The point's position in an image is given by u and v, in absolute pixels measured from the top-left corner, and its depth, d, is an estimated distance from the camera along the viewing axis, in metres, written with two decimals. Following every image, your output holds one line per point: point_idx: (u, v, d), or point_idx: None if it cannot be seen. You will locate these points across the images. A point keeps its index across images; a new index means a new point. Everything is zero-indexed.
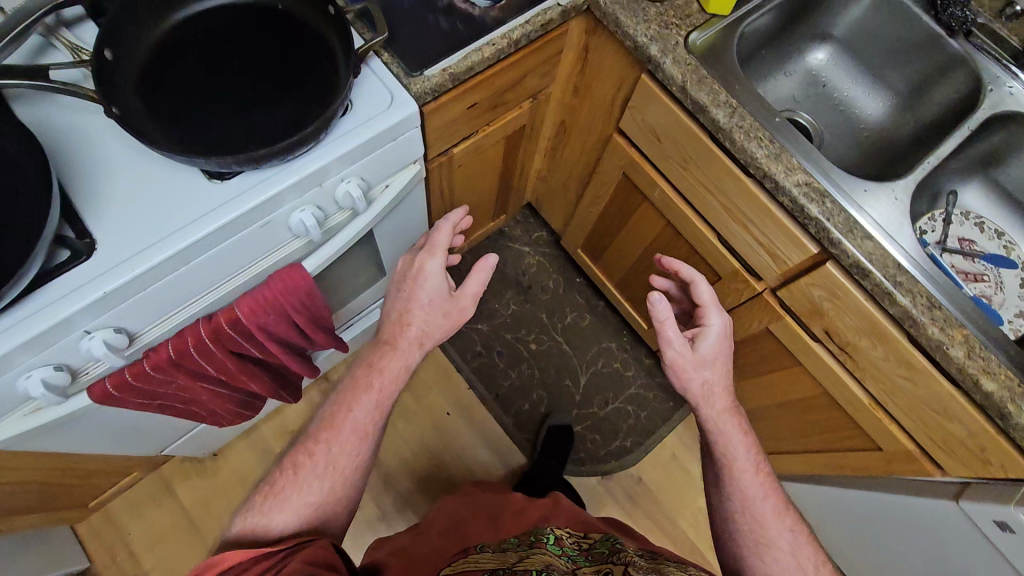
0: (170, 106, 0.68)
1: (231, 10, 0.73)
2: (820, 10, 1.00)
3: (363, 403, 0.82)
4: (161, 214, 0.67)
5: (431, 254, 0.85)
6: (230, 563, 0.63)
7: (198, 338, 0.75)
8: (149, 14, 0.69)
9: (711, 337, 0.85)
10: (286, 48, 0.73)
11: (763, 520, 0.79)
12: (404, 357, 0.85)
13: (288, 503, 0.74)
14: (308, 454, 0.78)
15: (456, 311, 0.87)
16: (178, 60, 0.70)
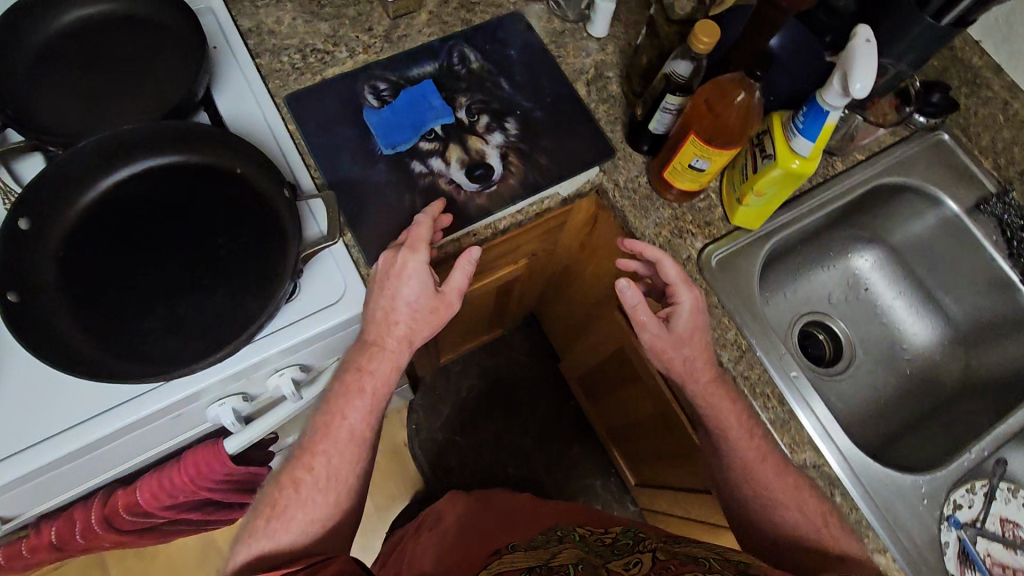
0: (82, 280, 0.60)
1: (178, 171, 0.64)
2: (874, 214, 0.86)
3: (356, 410, 0.64)
4: (44, 407, 0.58)
5: (413, 247, 0.62)
6: None
7: (88, 520, 0.68)
8: (82, 173, 0.61)
9: (687, 312, 0.66)
10: (232, 223, 0.64)
11: (763, 481, 0.65)
12: (394, 359, 0.64)
13: (292, 517, 0.61)
14: (306, 469, 0.62)
15: (445, 310, 0.64)
16: (108, 228, 0.62)
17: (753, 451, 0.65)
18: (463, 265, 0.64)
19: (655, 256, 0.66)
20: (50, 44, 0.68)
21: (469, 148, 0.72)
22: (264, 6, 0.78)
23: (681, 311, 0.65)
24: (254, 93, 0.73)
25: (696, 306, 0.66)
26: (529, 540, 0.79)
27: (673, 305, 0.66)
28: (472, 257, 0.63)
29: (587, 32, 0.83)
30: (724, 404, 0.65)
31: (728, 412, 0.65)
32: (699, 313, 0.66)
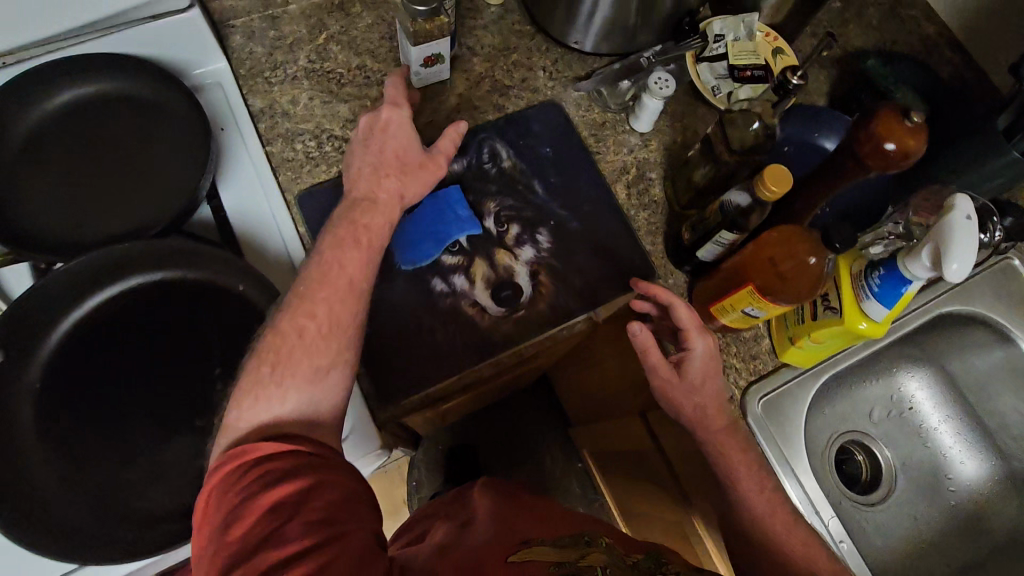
0: (67, 428, 0.54)
1: (169, 289, 0.57)
2: (933, 340, 0.80)
3: (352, 260, 0.55)
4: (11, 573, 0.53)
5: (394, 103, 0.62)
6: (269, 457, 0.46)
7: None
8: (66, 295, 0.54)
9: (699, 362, 0.62)
10: (229, 352, 0.58)
11: (775, 539, 0.60)
12: (387, 213, 0.59)
13: (288, 377, 0.50)
14: (308, 315, 0.52)
15: (431, 173, 0.62)
16: (90, 357, 0.55)
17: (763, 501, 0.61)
18: (449, 139, 0.63)
19: (668, 300, 0.62)
20: (35, 133, 0.61)
21: (495, 262, 0.65)
22: (277, 83, 0.71)
23: (694, 358, 0.62)
24: (263, 186, 0.66)
25: (710, 352, 0.62)
26: (555, 536, 0.57)
27: (685, 350, 0.63)
28: (460, 129, 0.63)
29: (629, 124, 0.75)
30: (733, 447, 0.62)
31: (736, 456, 0.62)
32: (711, 358, 0.62)
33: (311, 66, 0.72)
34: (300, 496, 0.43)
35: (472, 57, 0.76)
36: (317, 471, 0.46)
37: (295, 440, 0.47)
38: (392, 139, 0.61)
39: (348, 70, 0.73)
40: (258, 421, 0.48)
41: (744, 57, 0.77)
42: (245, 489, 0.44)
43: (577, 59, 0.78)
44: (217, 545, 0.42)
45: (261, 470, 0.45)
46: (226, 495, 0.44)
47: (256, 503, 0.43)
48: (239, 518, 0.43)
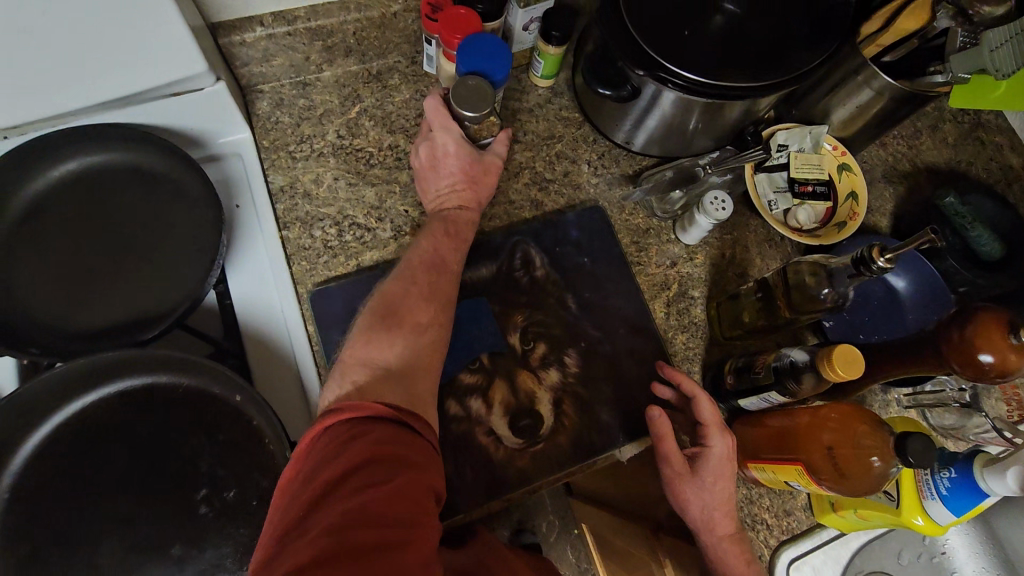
0: (28, 552, 0.48)
1: (162, 394, 0.52)
2: (1001, 512, 0.67)
3: (443, 246, 0.57)
4: None
5: (445, 126, 0.60)
6: (371, 421, 0.41)
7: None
8: (49, 399, 0.50)
9: (713, 465, 0.54)
10: (216, 474, 0.52)
11: None
12: (470, 210, 0.61)
13: (395, 326, 0.49)
14: (407, 282, 0.53)
15: (494, 176, 0.62)
16: (67, 467, 0.51)
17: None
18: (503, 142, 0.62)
19: (690, 389, 0.56)
20: (37, 203, 0.56)
21: (517, 387, 0.60)
22: (302, 159, 0.66)
23: (709, 458, 0.54)
24: (273, 271, 0.61)
25: (729, 457, 0.54)
26: None
27: (700, 447, 0.55)
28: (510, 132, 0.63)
29: (675, 234, 0.70)
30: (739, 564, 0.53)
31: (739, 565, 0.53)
32: (729, 463, 0.54)
33: (339, 141, 0.67)
34: (386, 465, 0.38)
35: (515, 143, 0.71)
36: (399, 459, 0.39)
37: (400, 414, 0.42)
38: (451, 161, 0.61)
39: (379, 149, 0.68)
40: (364, 379, 0.46)
41: (806, 170, 0.71)
42: (337, 440, 0.39)
43: (625, 155, 0.73)
44: (292, 494, 0.37)
45: (355, 430, 0.40)
46: (322, 444, 0.40)
47: (340, 459, 0.38)
48: (325, 468, 0.38)
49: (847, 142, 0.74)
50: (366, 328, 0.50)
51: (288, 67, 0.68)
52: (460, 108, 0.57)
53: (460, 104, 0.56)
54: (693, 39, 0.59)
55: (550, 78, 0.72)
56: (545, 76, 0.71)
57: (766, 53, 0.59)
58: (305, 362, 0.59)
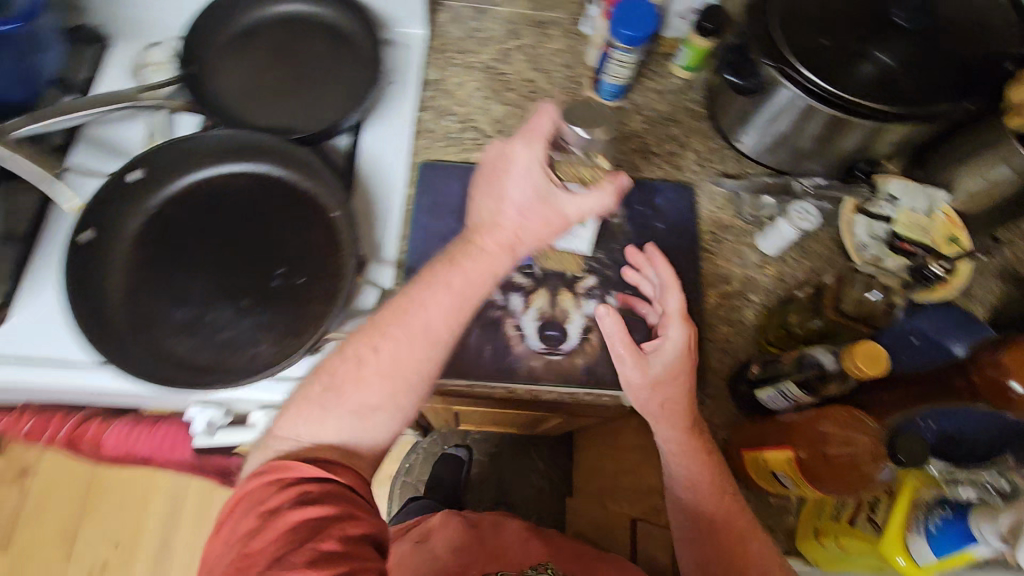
0: (150, 256, 0.61)
1: (282, 187, 0.65)
2: None
3: (509, 227, 0.59)
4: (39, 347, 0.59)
5: (530, 143, 0.58)
6: (301, 481, 0.51)
7: (56, 431, 0.68)
8: (211, 155, 0.64)
9: (666, 352, 0.58)
10: (296, 259, 0.63)
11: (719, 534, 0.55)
12: (491, 263, 0.58)
13: (329, 405, 0.54)
14: (370, 347, 0.55)
15: (554, 225, 0.58)
16: (198, 212, 0.63)
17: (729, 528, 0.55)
18: (575, 202, 0.58)
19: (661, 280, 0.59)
20: (259, 25, 0.73)
21: (556, 301, 0.65)
22: (456, 64, 0.78)
23: (665, 349, 0.58)
24: (401, 139, 0.73)
25: (683, 347, 0.58)
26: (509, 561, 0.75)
27: (659, 336, 0.59)
28: (621, 180, 0.58)
29: (754, 239, 0.72)
30: (698, 464, 0.57)
31: (699, 466, 0.57)
32: (684, 354, 0.58)
33: (490, 62, 0.78)
34: (315, 526, 0.48)
35: (636, 114, 0.78)
36: (331, 514, 0.49)
37: (326, 471, 0.52)
38: (517, 182, 0.58)
39: (520, 79, 0.78)
40: (289, 449, 0.54)
41: (912, 229, 0.69)
42: (273, 505, 0.50)
43: (733, 157, 0.76)
44: (230, 544, 0.49)
45: (285, 496, 0.50)
46: (260, 506, 0.50)
47: (276, 524, 0.48)
48: (263, 532, 0.49)
49: (966, 217, 0.72)
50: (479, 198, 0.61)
51: None
52: (571, 123, 0.54)
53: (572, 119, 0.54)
54: (827, 49, 0.61)
55: (689, 70, 0.79)
56: (686, 66, 0.78)
57: (900, 83, 0.61)
58: (396, 213, 0.69)
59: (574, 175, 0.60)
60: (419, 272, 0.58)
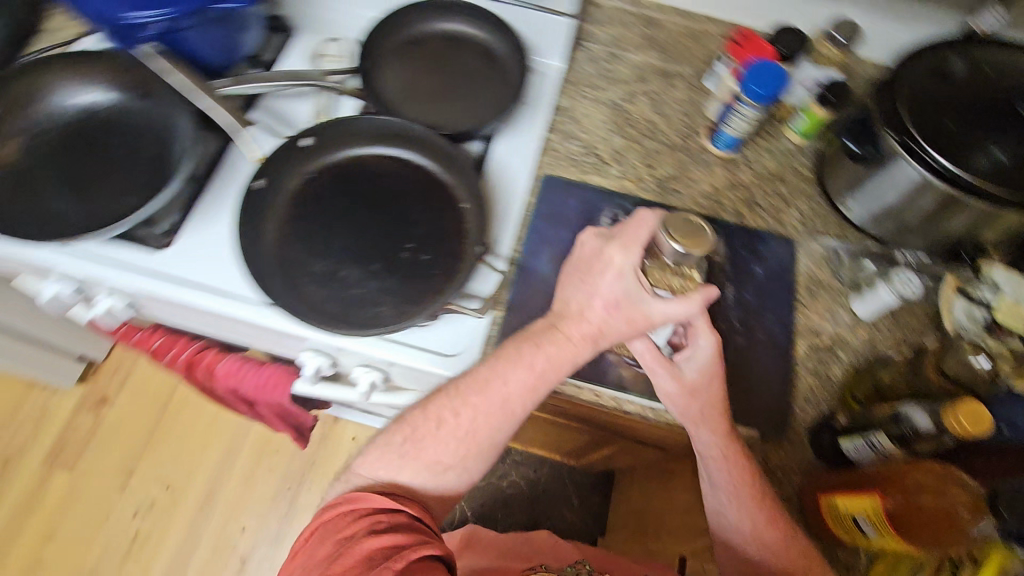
0: (301, 211, 0.70)
1: (423, 174, 0.72)
2: None
3: (594, 314, 0.62)
4: (196, 271, 0.68)
5: (625, 248, 0.62)
6: (374, 511, 0.59)
7: (181, 351, 0.77)
8: (369, 135, 0.72)
9: (700, 357, 0.62)
10: (424, 237, 0.70)
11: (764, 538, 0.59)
12: (574, 349, 0.62)
13: (407, 453, 0.62)
14: (450, 412, 0.61)
15: (640, 326, 0.61)
16: (349, 181, 0.72)
17: (771, 531, 0.59)
18: (660, 308, 0.61)
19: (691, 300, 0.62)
20: (423, 38, 0.83)
21: None
22: (586, 97, 0.85)
23: (697, 356, 0.62)
24: (528, 151, 0.80)
25: (714, 354, 0.61)
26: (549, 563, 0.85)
27: (690, 344, 0.62)
28: (709, 293, 0.60)
29: (849, 301, 0.74)
30: (738, 471, 0.60)
31: (740, 473, 0.60)
32: (715, 361, 0.61)
33: (617, 100, 0.86)
34: (390, 548, 0.55)
35: (747, 168, 0.83)
36: (403, 538, 0.56)
37: (395, 503, 0.60)
38: (608, 281, 0.62)
39: (642, 119, 0.85)
40: (364, 481, 0.62)
41: (1014, 319, 0.66)
42: (349, 533, 0.58)
43: (835, 222, 0.79)
44: (311, 567, 0.56)
45: (360, 525, 0.58)
46: (338, 532, 0.58)
47: (353, 549, 0.56)
48: (340, 557, 0.55)
49: None
50: (570, 277, 0.65)
51: (612, 40, 0.89)
52: (669, 235, 0.58)
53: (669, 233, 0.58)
54: (953, 129, 0.65)
55: (803, 136, 0.83)
56: (800, 131, 0.83)
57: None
58: (515, 215, 0.75)
59: (663, 284, 0.63)
60: (505, 345, 0.63)
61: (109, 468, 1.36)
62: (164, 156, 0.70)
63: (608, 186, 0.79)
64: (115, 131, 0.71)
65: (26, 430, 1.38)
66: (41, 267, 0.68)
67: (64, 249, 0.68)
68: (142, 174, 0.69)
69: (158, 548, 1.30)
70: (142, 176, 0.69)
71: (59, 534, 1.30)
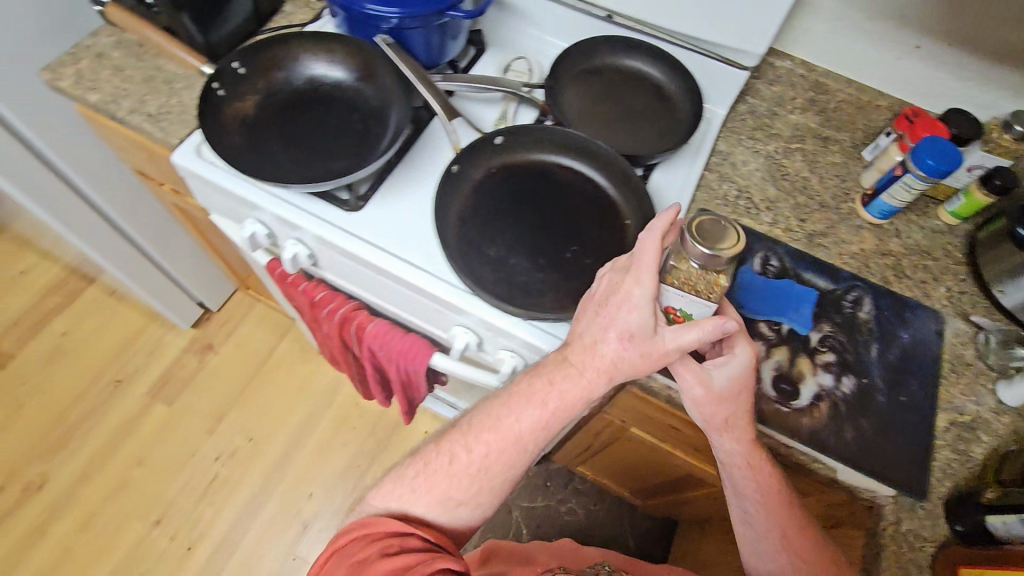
0: (484, 200, 0.76)
1: (594, 189, 0.78)
2: None
3: (607, 348, 0.61)
4: (382, 236, 0.76)
5: (638, 278, 0.59)
6: (382, 534, 0.63)
7: (343, 306, 0.85)
8: (553, 145, 0.79)
9: (733, 374, 0.61)
10: (588, 244, 0.75)
11: (793, 545, 0.66)
12: (588, 385, 0.63)
13: (420, 481, 0.67)
14: (463, 448, 0.66)
15: (659, 359, 0.59)
16: (526, 183, 0.78)
17: (798, 536, 0.67)
18: (675, 338, 0.58)
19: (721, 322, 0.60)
20: (604, 68, 0.91)
21: (794, 362, 0.71)
22: (745, 146, 0.90)
23: (731, 369, 0.60)
24: (687, 183, 0.84)
25: (750, 364, 0.60)
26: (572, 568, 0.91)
27: (726, 353, 0.61)
28: (724, 326, 0.56)
29: (995, 385, 0.73)
30: (765, 480, 0.65)
31: (766, 483, 0.65)
32: (747, 374, 0.61)
33: (774, 152, 0.90)
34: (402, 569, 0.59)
35: (897, 237, 0.84)
36: (415, 558, 0.60)
37: (405, 528, 0.64)
38: (622, 316, 0.60)
39: (797, 175, 0.88)
40: (381, 508, 0.67)
41: None
42: (359, 559, 0.62)
43: (985, 306, 0.79)
44: None
45: (370, 549, 0.62)
46: (351, 556, 0.62)
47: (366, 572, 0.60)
48: None
49: None
50: (585, 310, 0.64)
51: (775, 100, 0.94)
52: (694, 237, 0.54)
53: (690, 236, 0.54)
54: None
55: (957, 217, 0.84)
56: (955, 213, 0.84)
57: None
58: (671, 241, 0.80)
59: (688, 287, 0.57)
60: (523, 379, 0.66)
61: (203, 409, 1.45)
62: (374, 132, 0.79)
63: (760, 229, 0.82)
64: (334, 106, 0.81)
65: (138, 360, 1.49)
66: (252, 206, 0.79)
67: (275, 195, 0.78)
68: (354, 143, 0.79)
69: (232, 495, 1.37)
70: (353, 145, 0.78)
71: (148, 461, 1.39)
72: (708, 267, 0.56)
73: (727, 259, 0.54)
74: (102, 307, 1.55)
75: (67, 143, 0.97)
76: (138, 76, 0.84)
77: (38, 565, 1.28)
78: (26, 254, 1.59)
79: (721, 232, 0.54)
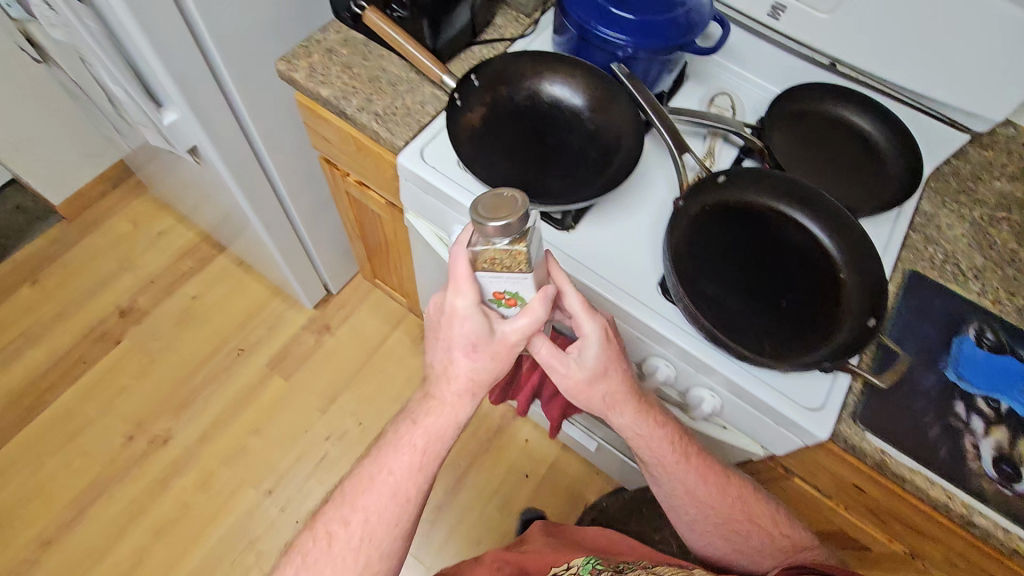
0: (701, 235, 0.77)
1: (811, 240, 0.77)
2: None
3: (457, 365, 0.63)
4: (598, 260, 0.77)
5: (456, 291, 0.58)
6: None
7: None
8: (772, 191, 0.78)
9: (591, 347, 0.65)
10: (807, 295, 0.74)
11: (703, 500, 0.77)
12: (452, 412, 0.66)
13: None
14: (341, 524, 0.65)
15: (509, 354, 0.62)
16: (741, 224, 0.77)
17: (700, 484, 0.77)
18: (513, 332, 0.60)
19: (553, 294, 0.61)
20: (812, 113, 0.90)
21: (1016, 444, 0.69)
22: (949, 208, 0.88)
23: (588, 343, 0.65)
24: (897, 241, 0.82)
25: (599, 331, 0.65)
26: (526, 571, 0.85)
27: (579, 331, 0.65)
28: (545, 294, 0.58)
29: None
30: (657, 442, 0.74)
31: (656, 443, 0.74)
32: (600, 334, 0.65)
33: (980, 219, 0.87)
34: None
35: None
36: None
37: None
38: (461, 329, 0.60)
39: (1005, 244, 0.86)
40: None
41: None
42: None
43: None
44: None
45: None
46: None
47: None
48: None
49: None
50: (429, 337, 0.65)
51: (981, 165, 0.92)
52: (478, 217, 0.49)
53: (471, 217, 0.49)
54: None
55: None
56: None
57: None
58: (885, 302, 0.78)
59: (498, 266, 0.54)
60: (385, 436, 0.68)
61: (318, 387, 1.50)
62: (591, 155, 0.80)
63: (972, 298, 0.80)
64: (554, 124, 0.82)
65: (260, 332, 1.55)
66: (464, 213, 0.80)
67: None
68: (573, 164, 0.80)
69: (340, 475, 1.41)
70: (570, 165, 0.79)
71: (264, 430, 1.44)
72: (515, 241, 0.51)
73: (520, 232, 0.51)
74: (229, 276, 1.61)
75: (269, 125, 1.01)
76: (364, 74, 0.87)
77: (160, 515, 1.35)
78: (163, 217, 1.67)
79: (506, 201, 0.50)
